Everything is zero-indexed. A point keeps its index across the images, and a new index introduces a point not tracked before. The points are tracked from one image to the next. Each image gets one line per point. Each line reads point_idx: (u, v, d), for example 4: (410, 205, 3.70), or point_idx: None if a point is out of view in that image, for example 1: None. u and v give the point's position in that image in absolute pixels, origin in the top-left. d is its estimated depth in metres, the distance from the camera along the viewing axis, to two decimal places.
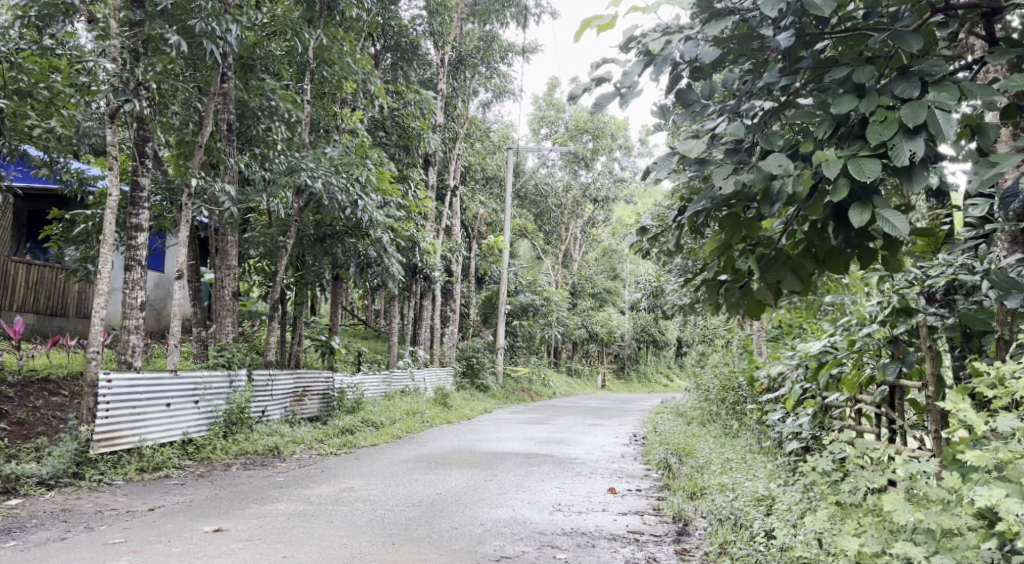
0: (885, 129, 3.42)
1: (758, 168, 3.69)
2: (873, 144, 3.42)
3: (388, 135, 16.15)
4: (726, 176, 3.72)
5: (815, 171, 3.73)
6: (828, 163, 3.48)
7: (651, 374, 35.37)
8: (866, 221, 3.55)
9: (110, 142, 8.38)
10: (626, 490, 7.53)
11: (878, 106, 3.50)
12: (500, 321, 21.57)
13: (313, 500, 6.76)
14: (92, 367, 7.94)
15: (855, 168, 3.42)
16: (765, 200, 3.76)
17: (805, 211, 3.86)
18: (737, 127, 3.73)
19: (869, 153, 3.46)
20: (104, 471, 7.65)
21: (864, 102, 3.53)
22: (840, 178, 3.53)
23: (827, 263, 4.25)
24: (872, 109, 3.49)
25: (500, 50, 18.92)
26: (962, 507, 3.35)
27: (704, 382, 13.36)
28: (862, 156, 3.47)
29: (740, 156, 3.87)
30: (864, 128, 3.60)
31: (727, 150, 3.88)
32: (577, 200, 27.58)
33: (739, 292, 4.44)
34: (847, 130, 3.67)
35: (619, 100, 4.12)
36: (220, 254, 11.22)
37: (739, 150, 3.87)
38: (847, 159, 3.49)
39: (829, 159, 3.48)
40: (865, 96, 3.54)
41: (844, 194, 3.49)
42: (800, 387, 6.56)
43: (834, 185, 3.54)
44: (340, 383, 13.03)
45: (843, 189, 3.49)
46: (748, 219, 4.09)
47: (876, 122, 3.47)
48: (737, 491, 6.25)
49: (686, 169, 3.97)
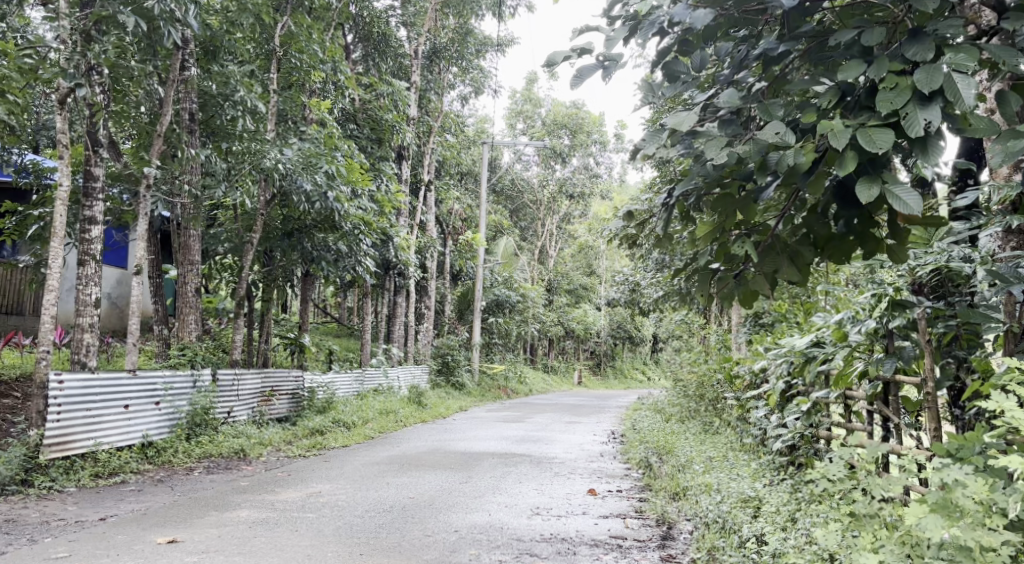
0: (897, 97, 3.14)
1: (755, 140, 3.41)
2: (884, 112, 3.14)
3: (359, 127, 15.78)
4: (720, 148, 3.46)
5: (817, 143, 3.44)
6: (833, 133, 3.19)
7: (626, 370, 35.26)
8: (875, 197, 3.27)
9: (60, 130, 7.95)
10: (607, 491, 7.23)
11: (888, 71, 3.21)
12: (476, 318, 21.26)
13: (277, 507, 6.39)
14: (42, 368, 7.52)
15: (864, 139, 3.15)
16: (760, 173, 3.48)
17: (806, 189, 3.57)
18: (732, 96, 3.45)
19: (879, 122, 3.18)
20: (55, 478, 7.26)
21: (873, 67, 3.24)
22: (846, 151, 3.25)
23: (826, 252, 3.99)
24: (882, 75, 3.21)
25: (475, 43, 18.56)
26: (997, 520, 3.13)
27: (682, 379, 13.13)
28: (871, 126, 3.19)
29: (736, 128, 3.63)
30: (872, 98, 3.31)
31: (722, 121, 3.64)
32: (553, 196, 27.34)
33: (734, 282, 4.17)
34: (854, 99, 3.38)
35: (603, 72, 3.87)
36: (182, 249, 10.79)
37: (734, 120, 3.63)
38: (854, 129, 3.21)
39: (835, 129, 3.19)
40: (873, 61, 3.25)
41: (851, 168, 3.21)
42: (785, 383, 6.29)
43: (841, 158, 3.27)
44: (310, 382, 12.65)
45: (850, 163, 3.21)
46: (742, 199, 3.80)
47: (886, 89, 3.19)
48: (723, 492, 5.98)
49: (677, 145, 3.68)
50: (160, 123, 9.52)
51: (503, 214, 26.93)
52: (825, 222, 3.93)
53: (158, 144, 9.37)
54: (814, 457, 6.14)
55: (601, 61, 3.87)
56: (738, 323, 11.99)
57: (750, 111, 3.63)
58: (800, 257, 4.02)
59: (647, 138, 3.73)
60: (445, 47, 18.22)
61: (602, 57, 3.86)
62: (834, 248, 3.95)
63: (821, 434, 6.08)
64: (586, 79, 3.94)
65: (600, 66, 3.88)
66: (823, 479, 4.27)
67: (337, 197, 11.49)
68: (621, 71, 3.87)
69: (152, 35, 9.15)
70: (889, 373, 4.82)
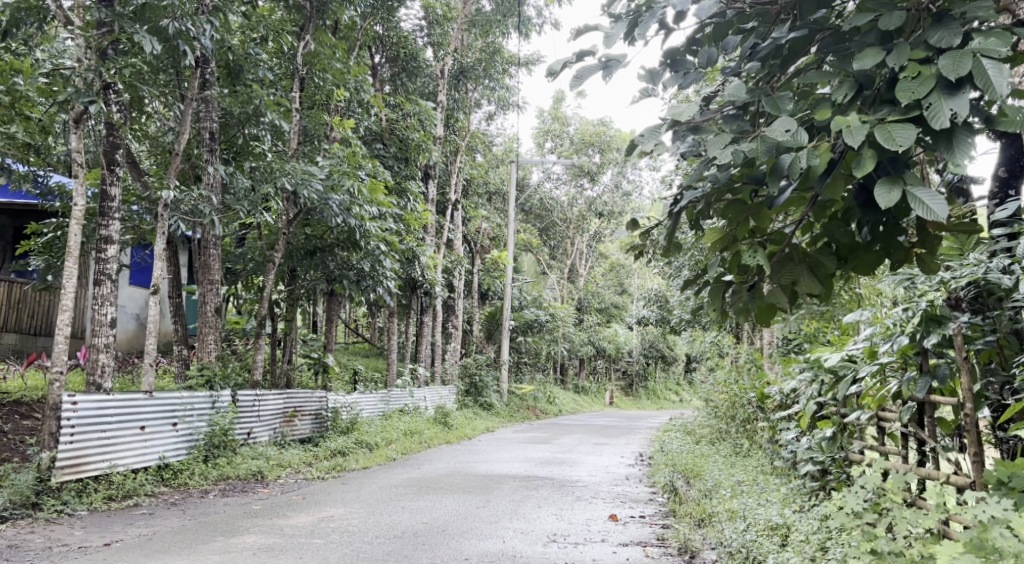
0: (919, 86, 2.90)
1: (763, 137, 3.16)
2: (905, 104, 2.90)
3: (386, 147, 15.70)
4: (724, 146, 3.24)
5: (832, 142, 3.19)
6: (849, 129, 2.94)
7: (660, 391, 34.77)
8: (896, 201, 3.01)
9: (77, 149, 7.86)
10: (629, 517, 6.96)
11: (909, 59, 2.97)
12: (504, 337, 21.02)
13: (285, 532, 6.21)
14: (55, 389, 7.42)
15: (884, 135, 2.89)
16: (771, 176, 3.21)
17: (822, 194, 3.32)
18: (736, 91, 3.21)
19: (899, 117, 2.94)
20: (67, 501, 7.17)
21: (892, 56, 3.00)
22: (864, 150, 2.99)
23: (849, 260, 3.76)
24: (902, 64, 2.97)
25: (503, 62, 18.35)
26: None
27: (713, 399, 12.77)
28: (891, 121, 2.94)
29: (742, 124, 3.39)
30: (893, 90, 3.05)
31: (727, 116, 3.42)
32: (583, 214, 27.09)
33: (748, 295, 3.89)
34: (873, 93, 3.13)
35: (603, 72, 3.69)
36: (202, 268, 10.72)
37: (740, 117, 3.41)
38: (872, 125, 2.96)
39: (852, 125, 2.94)
40: (893, 49, 3.01)
41: (870, 166, 2.95)
42: (814, 404, 6.02)
43: (858, 158, 3.01)
44: (334, 403, 12.50)
45: (868, 161, 2.97)
46: (753, 205, 3.57)
47: (908, 78, 2.94)
48: (748, 519, 5.74)
49: (681, 145, 3.50)
50: (179, 141, 9.46)
51: (532, 233, 26.74)
52: (847, 230, 3.69)
53: (176, 163, 9.34)
54: (844, 482, 5.82)
55: (602, 61, 3.70)
56: (770, 342, 11.64)
57: (759, 108, 3.41)
58: (821, 268, 3.77)
59: (646, 135, 3.59)
60: (473, 66, 18.10)
61: (604, 57, 3.70)
62: (859, 256, 3.72)
63: (854, 457, 5.76)
64: (586, 78, 3.77)
65: (601, 67, 3.71)
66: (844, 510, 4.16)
67: (359, 215, 11.33)
68: (623, 71, 3.69)
69: (170, 53, 9.11)
70: (921, 394, 4.51)
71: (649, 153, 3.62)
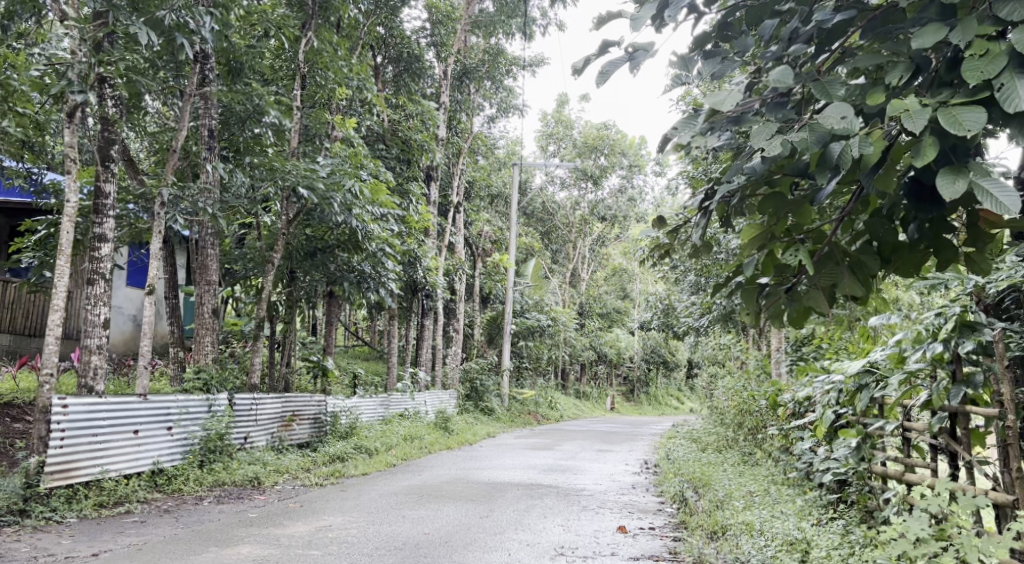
0: (988, 66, 2.83)
1: (813, 126, 2.98)
2: (974, 84, 2.83)
3: (388, 148, 15.36)
4: (770, 136, 3.02)
5: (886, 128, 3.07)
6: (907, 113, 2.87)
7: (661, 398, 34.53)
8: (961, 191, 2.93)
9: (69, 144, 7.60)
10: (638, 528, 6.71)
11: (976, 35, 2.88)
12: (506, 342, 20.74)
13: (282, 543, 5.96)
14: (44, 392, 7.18)
15: (949, 119, 2.82)
16: (819, 166, 3.08)
17: (872, 185, 3.20)
18: (783, 75, 2.98)
19: (964, 99, 2.87)
20: (55, 508, 6.93)
21: (957, 31, 2.90)
22: (926, 136, 2.91)
23: (892, 262, 3.62)
24: (968, 40, 2.88)
25: (507, 64, 18.07)
26: None
27: (721, 406, 12.50)
28: (957, 104, 2.87)
29: (787, 112, 3.17)
30: (953, 71, 3.05)
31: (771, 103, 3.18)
32: (585, 218, 26.83)
33: (785, 298, 3.73)
34: (931, 76, 3.11)
35: (629, 63, 3.45)
36: (199, 269, 10.47)
37: (783, 103, 3.20)
38: (935, 109, 2.90)
39: (913, 109, 2.86)
40: (958, 24, 2.91)
41: (931, 155, 2.87)
42: (833, 413, 5.80)
43: (917, 145, 2.93)
44: (333, 407, 12.25)
45: (931, 148, 2.89)
46: (793, 198, 3.46)
47: (974, 56, 2.87)
48: (765, 533, 5.52)
49: (717, 134, 3.30)
50: (177, 138, 9.22)
51: (534, 236, 26.46)
52: (891, 228, 3.58)
53: (174, 160, 9.09)
54: (868, 496, 5.57)
55: (628, 52, 3.45)
56: (780, 348, 11.37)
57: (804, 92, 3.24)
58: (862, 270, 3.64)
59: (679, 125, 3.33)
60: (476, 67, 17.84)
61: (629, 47, 3.46)
62: (903, 257, 3.59)
63: (876, 470, 5.48)
64: (611, 71, 3.52)
65: (626, 58, 3.46)
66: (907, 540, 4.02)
67: (361, 215, 11.08)
68: (651, 60, 3.44)
69: (167, 46, 8.86)
70: (955, 402, 4.37)
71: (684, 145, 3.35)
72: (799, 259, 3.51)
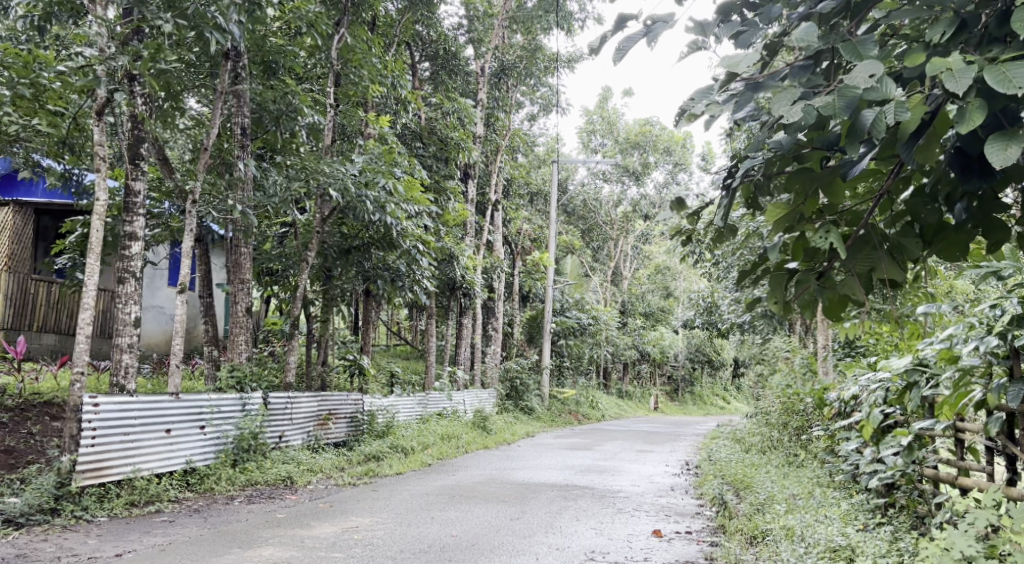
0: None
1: (841, 90, 2.75)
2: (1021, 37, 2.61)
3: (425, 146, 15.19)
4: (792, 102, 2.82)
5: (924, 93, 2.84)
6: (949, 73, 2.63)
7: (706, 396, 34.04)
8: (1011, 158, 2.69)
9: (98, 142, 7.59)
10: (675, 532, 6.46)
11: None
12: (547, 340, 20.52)
13: (306, 545, 5.85)
14: (76, 391, 7.15)
15: (997, 78, 2.58)
16: (850, 135, 2.86)
17: (909, 157, 2.97)
18: (807, 33, 2.79)
19: (1013, 55, 2.62)
20: (86, 507, 6.90)
21: None
22: (969, 96, 2.68)
23: (935, 244, 3.45)
24: None
25: (545, 59, 17.84)
26: None
27: (765, 405, 12.14)
28: (1004, 61, 2.62)
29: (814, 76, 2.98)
30: (1004, 26, 2.88)
31: (795, 66, 3.00)
32: (628, 216, 26.43)
33: (816, 284, 3.55)
34: (980, 32, 2.93)
35: (646, 36, 3.24)
36: (233, 268, 10.43)
37: (811, 67, 3.00)
38: (980, 66, 2.65)
39: (955, 68, 2.62)
40: None
41: (978, 119, 2.65)
42: (879, 412, 5.51)
43: (961, 107, 2.71)
44: (370, 406, 12.18)
45: (975, 111, 2.66)
46: (825, 171, 3.24)
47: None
48: (807, 539, 5.26)
49: (737, 105, 3.10)
50: (208, 136, 9.18)
51: (575, 234, 26.19)
52: (935, 209, 3.38)
53: (205, 158, 9.06)
54: (918, 500, 5.30)
55: (646, 25, 3.24)
56: (826, 346, 10.99)
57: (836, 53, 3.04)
58: (903, 253, 3.49)
59: (696, 97, 3.14)
60: (514, 64, 17.65)
61: (645, 20, 3.25)
62: (946, 238, 3.42)
63: (927, 473, 5.20)
64: (628, 46, 3.31)
65: (644, 31, 3.25)
66: (953, 556, 3.75)
67: (396, 213, 10.94)
68: (670, 32, 3.23)
69: (197, 42, 8.80)
70: (1014, 403, 3.99)
71: (701, 116, 3.16)
72: (830, 241, 3.29)
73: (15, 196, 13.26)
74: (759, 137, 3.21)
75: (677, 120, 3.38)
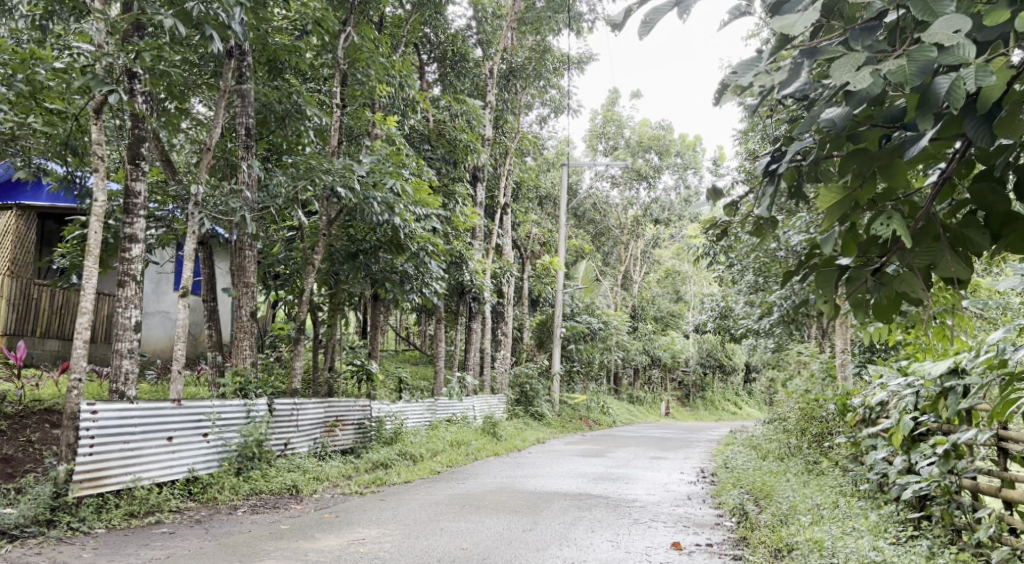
0: None
1: (913, 54, 2.63)
2: None
3: (434, 149, 14.90)
4: (857, 68, 2.66)
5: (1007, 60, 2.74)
6: None
7: (717, 401, 33.54)
8: None
9: (96, 142, 7.34)
10: (695, 545, 6.19)
11: None
12: (557, 345, 20.20)
13: (309, 559, 5.60)
14: (73, 398, 6.90)
15: None
16: (924, 105, 2.73)
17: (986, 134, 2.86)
18: None
19: None
20: (84, 518, 6.67)
21: None
22: None
23: (1004, 238, 3.24)
24: None
25: (555, 61, 17.51)
26: None
27: (782, 412, 11.79)
28: None
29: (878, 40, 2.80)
30: None
31: (856, 29, 2.81)
32: (638, 220, 26.11)
33: (872, 283, 3.45)
34: None
35: (678, 7, 2.99)
36: (237, 271, 10.19)
37: (873, 29, 2.82)
38: None
39: None
40: None
41: None
42: (910, 419, 5.23)
43: None
44: (379, 412, 11.92)
45: None
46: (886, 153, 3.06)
47: None
48: (835, 551, 4.98)
49: (787, 73, 2.91)
50: (212, 135, 8.94)
51: (585, 239, 25.90)
52: (1004, 196, 3.19)
53: (207, 160, 8.82)
54: (954, 512, 5.02)
55: None
56: (847, 351, 10.63)
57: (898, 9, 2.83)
58: (968, 246, 3.29)
59: (740, 69, 2.92)
60: (522, 66, 17.40)
61: None
62: (1016, 230, 3.21)
63: (966, 485, 4.91)
64: (656, 18, 3.06)
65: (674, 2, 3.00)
66: None
67: (404, 216, 10.65)
68: None
69: (198, 39, 8.54)
70: None
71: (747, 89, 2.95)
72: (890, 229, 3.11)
73: (20, 200, 13.11)
74: (811, 112, 3.01)
75: (717, 95, 3.17)
